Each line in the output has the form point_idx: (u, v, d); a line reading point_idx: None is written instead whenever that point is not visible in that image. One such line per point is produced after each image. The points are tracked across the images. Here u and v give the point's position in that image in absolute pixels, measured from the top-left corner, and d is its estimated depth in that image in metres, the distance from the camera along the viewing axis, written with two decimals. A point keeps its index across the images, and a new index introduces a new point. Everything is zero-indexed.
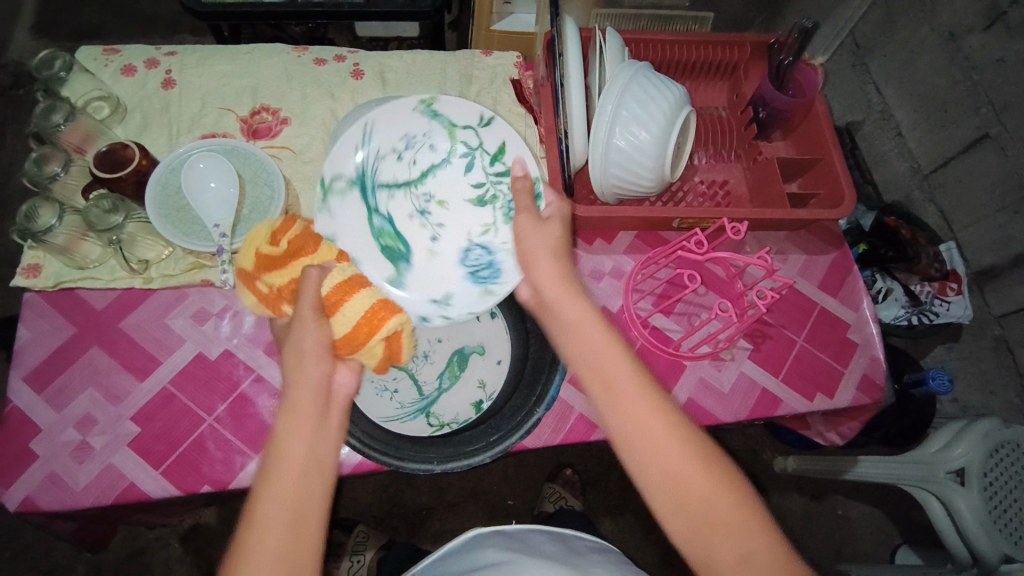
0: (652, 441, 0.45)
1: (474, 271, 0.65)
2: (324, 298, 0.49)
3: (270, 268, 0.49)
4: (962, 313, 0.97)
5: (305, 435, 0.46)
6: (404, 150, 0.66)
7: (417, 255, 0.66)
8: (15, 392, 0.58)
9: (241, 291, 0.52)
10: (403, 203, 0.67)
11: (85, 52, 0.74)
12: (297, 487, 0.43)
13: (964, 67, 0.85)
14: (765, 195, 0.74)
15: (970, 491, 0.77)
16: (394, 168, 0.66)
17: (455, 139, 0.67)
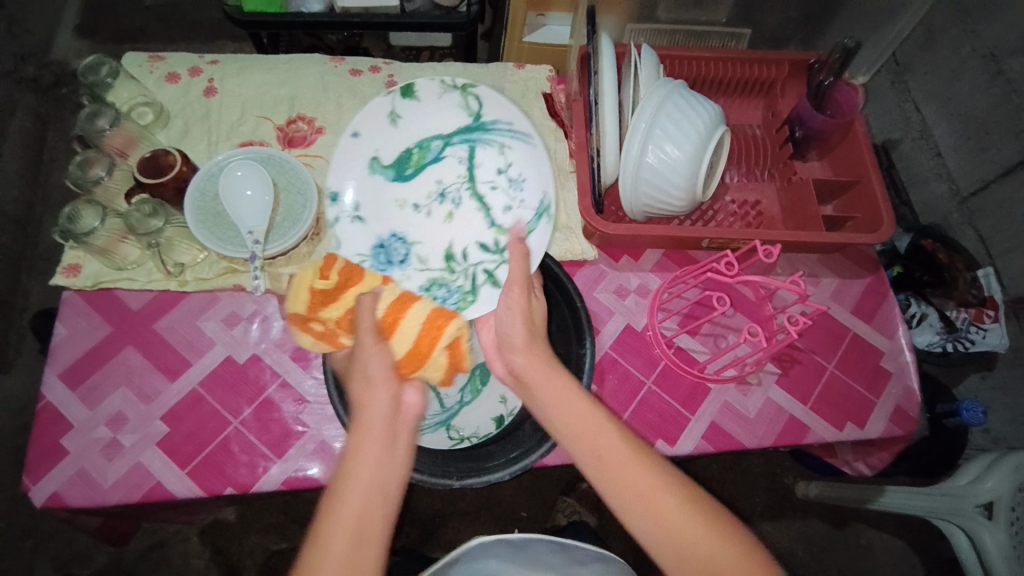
0: (656, 505, 0.44)
1: (382, 251, 0.66)
2: (381, 318, 0.54)
3: (325, 305, 0.55)
4: (998, 342, 0.93)
5: (375, 464, 0.44)
6: (505, 191, 0.68)
7: (402, 182, 0.68)
8: (50, 387, 0.60)
9: (300, 338, 0.54)
10: (450, 163, 0.69)
11: (131, 59, 0.76)
12: (356, 509, 0.42)
13: (1006, 89, 0.83)
14: (799, 216, 0.72)
15: (997, 526, 0.73)
16: (488, 171, 0.68)
17: (505, 238, 0.66)
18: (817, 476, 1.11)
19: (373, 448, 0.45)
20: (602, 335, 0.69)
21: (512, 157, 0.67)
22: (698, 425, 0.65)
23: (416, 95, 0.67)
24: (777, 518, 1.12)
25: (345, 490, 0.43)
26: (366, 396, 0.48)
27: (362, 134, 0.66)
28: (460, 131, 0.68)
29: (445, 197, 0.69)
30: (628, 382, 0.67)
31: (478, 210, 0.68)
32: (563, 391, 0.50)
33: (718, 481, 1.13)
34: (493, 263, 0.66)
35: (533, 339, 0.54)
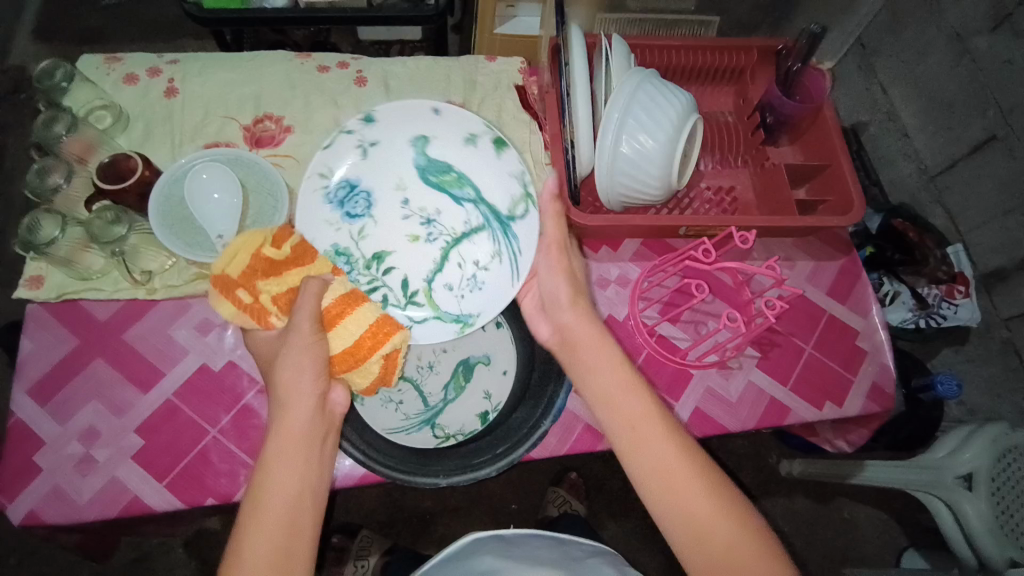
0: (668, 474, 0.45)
1: (344, 192, 0.64)
2: (324, 309, 0.52)
3: (262, 277, 0.52)
4: (969, 316, 0.96)
5: (298, 464, 0.45)
6: (462, 278, 0.65)
7: (417, 180, 0.66)
8: (18, 405, 0.58)
9: (221, 304, 0.52)
10: (461, 214, 0.66)
11: (87, 61, 0.74)
12: (284, 515, 0.43)
13: (971, 68, 0.84)
14: (773, 201, 0.73)
15: (978, 496, 0.75)
16: (475, 255, 0.65)
17: (422, 301, 0.64)
18: (800, 454, 1.13)
19: (294, 455, 0.45)
20: None
21: (490, 268, 0.64)
22: (681, 411, 0.66)
23: (500, 151, 0.65)
24: (764, 497, 1.14)
25: (263, 503, 0.43)
26: (286, 400, 0.48)
27: (443, 118, 0.65)
28: (489, 204, 0.65)
29: (427, 227, 0.66)
30: None
31: (434, 260, 0.66)
32: (605, 362, 0.52)
33: None
34: (399, 301, 0.64)
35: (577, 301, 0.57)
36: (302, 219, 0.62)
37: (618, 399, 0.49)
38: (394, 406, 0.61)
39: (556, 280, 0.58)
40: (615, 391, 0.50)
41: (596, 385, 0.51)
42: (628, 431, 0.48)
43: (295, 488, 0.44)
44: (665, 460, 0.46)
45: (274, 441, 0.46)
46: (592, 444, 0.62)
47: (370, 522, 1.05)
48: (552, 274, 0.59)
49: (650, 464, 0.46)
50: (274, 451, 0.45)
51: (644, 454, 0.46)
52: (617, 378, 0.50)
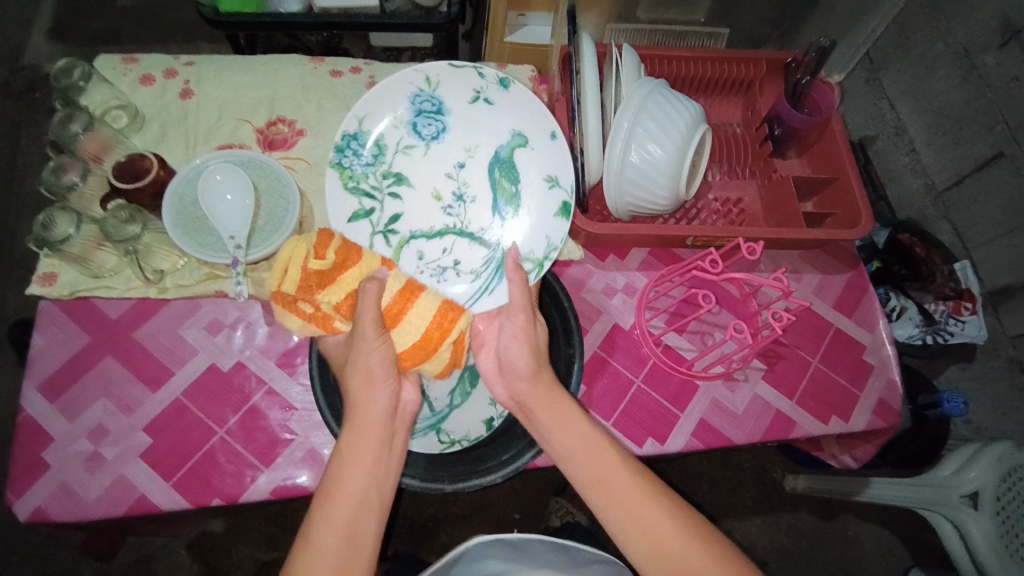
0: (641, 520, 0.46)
1: (426, 106, 0.68)
2: (385, 308, 0.53)
3: (326, 283, 0.53)
4: (977, 334, 0.97)
5: (366, 467, 0.47)
6: (435, 258, 0.67)
7: (486, 160, 0.69)
8: (27, 400, 0.59)
9: (289, 318, 0.53)
10: (485, 219, 0.68)
11: (103, 62, 0.75)
12: (350, 513, 0.46)
13: (980, 85, 0.84)
14: (780, 213, 0.73)
15: (983, 516, 0.75)
16: (462, 255, 0.67)
17: (391, 242, 0.66)
18: (805, 469, 1.12)
19: (365, 467, 0.47)
20: (591, 335, 0.69)
21: (460, 275, 0.66)
22: (687, 422, 0.66)
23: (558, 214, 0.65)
24: (767, 512, 1.13)
25: (333, 500, 0.46)
26: (362, 408, 0.49)
27: (551, 145, 0.67)
28: (511, 239, 0.67)
29: (454, 198, 0.69)
30: (617, 381, 0.67)
31: (431, 223, 0.68)
32: (562, 422, 0.51)
33: (707, 477, 1.14)
34: (377, 224, 0.66)
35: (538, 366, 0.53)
36: (383, 90, 0.66)
37: (580, 454, 0.49)
38: None
39: (520, 348, 0.54)
40: (574, 448, 0.50)
41: (559, 444, 0.50)
42: (597, 485, 0.48)
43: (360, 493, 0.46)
44: (641, 510, 0.46)
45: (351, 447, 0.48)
46: None
47: None
48: (518, 343, 0.54)
49: (625, 518, 0.46)
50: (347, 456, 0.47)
51: (620, 504, 0.47)
52: (577, 434, 0.50)
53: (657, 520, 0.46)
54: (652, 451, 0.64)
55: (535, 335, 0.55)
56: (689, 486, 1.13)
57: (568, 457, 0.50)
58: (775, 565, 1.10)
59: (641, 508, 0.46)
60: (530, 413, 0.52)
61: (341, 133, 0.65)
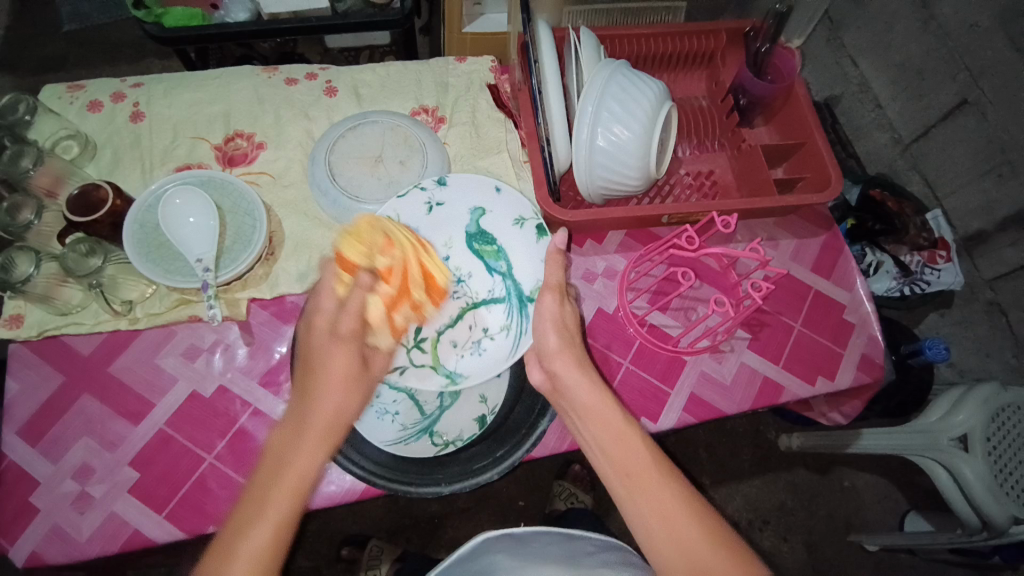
0: (632, 465, 0.45)
1: None
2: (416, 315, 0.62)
3: (434, 294, 0.62)
4: (952, 280, 0.98)
5: (303, 451, 0.43)
6: (470, 337, 0.62)
7: (461, 239, 0.66)
8: (9, 446, 0.57)
9: (382, 330, 0.55)
10: (486, 282, 0.65)
11: (49, 91, 0.72)
12: (287, 493, 0.41)
13: (938, 35, 0.85)
14: (752, 182, 0.73)
15: (975, 457, 0.76)
16: (486, 321, 0.63)
17: (425, 347, 0.61)
18: (798, 428, 1.14)
19: (299, 473, 0.42)
20: (575, 322, 0.69)
21: (495, 338, 0.62)
22: (677, 398, 0.66)
23: (540, 239, 0.64)
24: (766, 473, 1.15)
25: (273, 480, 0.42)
26: (311, 425, 0.44)
27: (500, 197, 0.66)
28: (514, 279, 0.64)
29: (454, 283, 0.64)
30: (606, 365, 0.67)
31: (453, 316, 0.63)
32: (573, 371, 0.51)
33: (705, 446, 1.16)
34: (407, 341, 0.61)
35: (565, 340, 0.53)
36: None
37: (613, 444, 0.47)
38: (390, 417, 0.57)
39: (546, 326, 0.54)
40: (607, 436, 0.47)
41: (594, 434, 0.48)
42: (621, 473, 0.45)
43: (279, 521, 0.41)
44: (660, 499, 0.43)
45: (297, 428, 0.44)
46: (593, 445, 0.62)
47: (378, 532, 1.04)
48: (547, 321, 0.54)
49: (650, 511, 0.43)
50: (274, 477, 0.42)
51: (646, 495, 0.44)
52: (604, 414, 0.48)
53: (671, 501, 0.43)
54: (646, 430, 0.65)
55: (562, 313, 0.55)
56: (688, 456, 1.15)
57: (602, 445, 0.47)
58: (776, 523, 1.12)
59: (667, 501, 0.43)
60: (565, 395, 0.51)
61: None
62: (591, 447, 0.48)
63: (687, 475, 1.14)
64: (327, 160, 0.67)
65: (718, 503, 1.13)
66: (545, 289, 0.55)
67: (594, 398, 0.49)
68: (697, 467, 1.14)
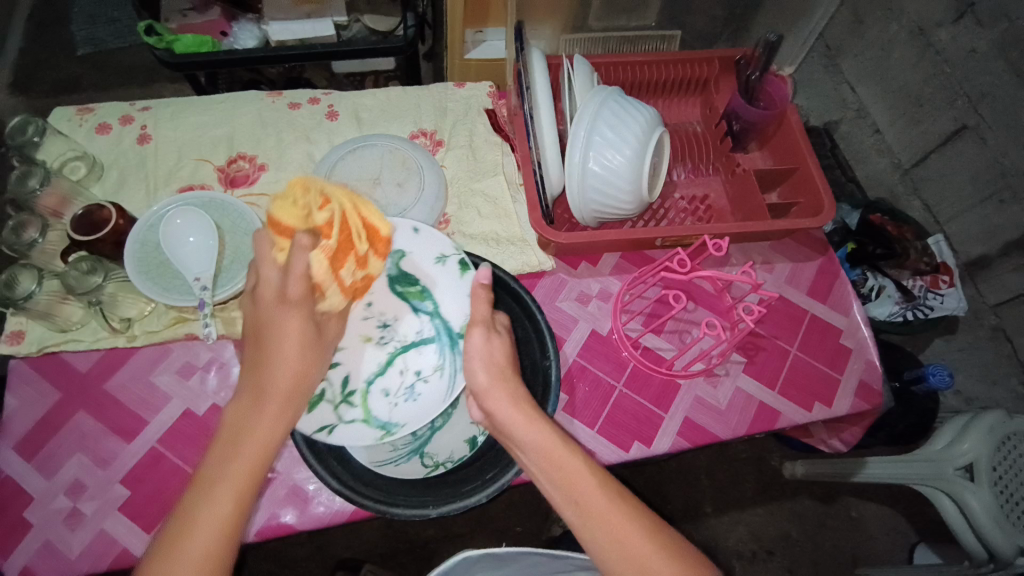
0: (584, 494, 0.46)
1: None
2: (371, 276, 0.60)
3: (379, 246, 0.59)
4: (957, 305, 0.97)
5: (269, 419, 0.47)
6: (403, 384, 0.60)
7: (383, 283, 0.63)
8: (5, 461, 0.58)
9: (325, 291, 0.55)
10: (414, 322, 0.63)
11: (59, 114, 0.74)
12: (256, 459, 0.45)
13: (936, 61, 0.86)
14: (745, 207, 0.74)
15: (981, 487, 0.75)
16: (417, 365, 0.61)
17: (355, 400, 0.58)
18: (801, 455, 1.12)
19: (263, 445, 0.46)
20: (569, 344, 0.69)
21: (429, 380, 0.60)
22: (671, 422, 0.65)
23: (464, 274, 0.62)
24: (769, 501, 1.12)
25: (237, 447, 0.45)
26: (269, 396, 0.47)
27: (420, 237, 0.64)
28: (442, 318, 0.62)
29: (380, 330, 0.62)
30: (598, 387, 0.67)
31: (381, 364, 0.61)
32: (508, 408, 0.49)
33: (706, 471, 1.14)
34: (334, 397, 0.58)
35: (497, 376, 0.51)
36: None
37: (561, 475, 0.47)
38: (381, 437, 0.58)
39: (478, 365, 0.52)
40: (554, 468, 0.47)
41: (542, 468, 0.48)
42: (575, 506, 0.46)
43: (241, 486, 0.44)
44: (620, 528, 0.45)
45: (259, 395, 0.47)
46: None
47: (372, 556, 1.03)
48: (480, 360, 0.52)
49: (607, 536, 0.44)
50: (231, 455, 0.45)
51: (602, 526, 0.45)
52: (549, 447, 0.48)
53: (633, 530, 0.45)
54: (640, 455, 0.64)
55: (490, 349, 0.53)
56: (689, 482, 1.13)
57: (552, 480, 0.47)
58: (781, 555, 1.09)
59: (626, 532, 0.45)
60: (505, 430, 0.50)
61: None
62: (540, 480, 0.48)
63: (688, 501, 1.12)
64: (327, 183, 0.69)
65: (720, 532, 1.10)
66: (471, 324, 0.53)
67: (534, 434, 0.48)
68: (698, 495, 1.12)
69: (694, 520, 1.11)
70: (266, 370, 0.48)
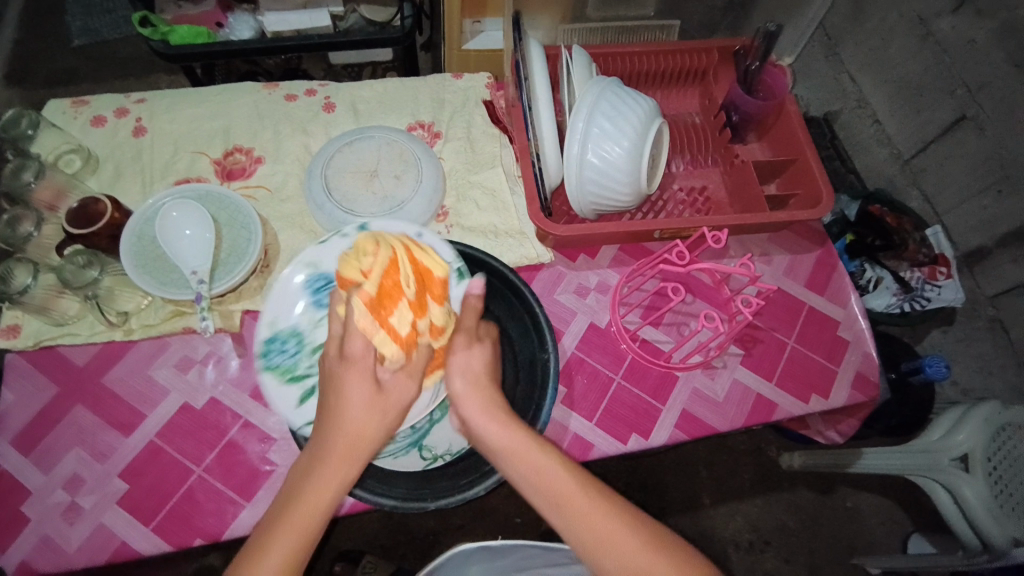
0: (564, 494, 0.46)
1: (320, 284, 0.60)
2: (437, 325, 0.55)
3: (435, 289, 0.56)
4: (954, 297, 0.97)
5: (328, 475, 0.45)
6: None
7: None
8: (3, 455, 0.58)
9: (381, 341, 0.50)
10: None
11: (53, 106, 0.74)
12: (306, 517, 0.44)
13: (936, 51, 0.86)
14: (743, 198, 0.74)
15: (976, 478, 0.75)
16: None
17: None
18: (799, 446, 1.13)
19: (319, 504, 0.44)
20: (567, 337, 0.69)
21: None
22: (669, 415, 0.66)
23: (461, 282, 0.60)
24: (766, 492, 1.13)
25: (295, 502, 0.44)
26: (331, 451, 0.46)
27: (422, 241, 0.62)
28: None
29: None
30: (596, 380, 0.67)
31: None
32: (484, 415, 0.50)
33: (705, 462, 1.14)
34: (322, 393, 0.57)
35: (478, 384, 0.51)
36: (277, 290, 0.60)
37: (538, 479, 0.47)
38: None
39: (463, 375, 0.51)
40: (531, 472, 0.47)
41: (520, 474, 0.47)
42: (555, 506, 0.46)
43: (288, 548, 0.43)
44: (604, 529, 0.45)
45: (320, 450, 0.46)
46: (583, 453, 0.63)
47: (373, 547, 1.04)
48: (466, 368, 0.51)
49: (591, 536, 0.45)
50: (288, 514, 0.44)
51: (586, 525, 0.45)
52: (524, 451, 0.48)
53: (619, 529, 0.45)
54: (637, 447, 0.64)
55: (472, 358, 0.52)
56: (688, 473, 1.14)
57: (532, 484, 0.47)
58: (778, 545, 1.10)
59: (610, 528, 0.45)
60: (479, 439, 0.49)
61: (259, 344, 0.58)
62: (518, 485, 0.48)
63: (686, 492, 1.12)
64: (323, 176, 0.69)
65: (718, 522, 1.11)
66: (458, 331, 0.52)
67: (509, 439, 0.48)
68: (696, 485, 1.13)
69: (692, 510, 1.11)
70: (332, 423, 0.47)
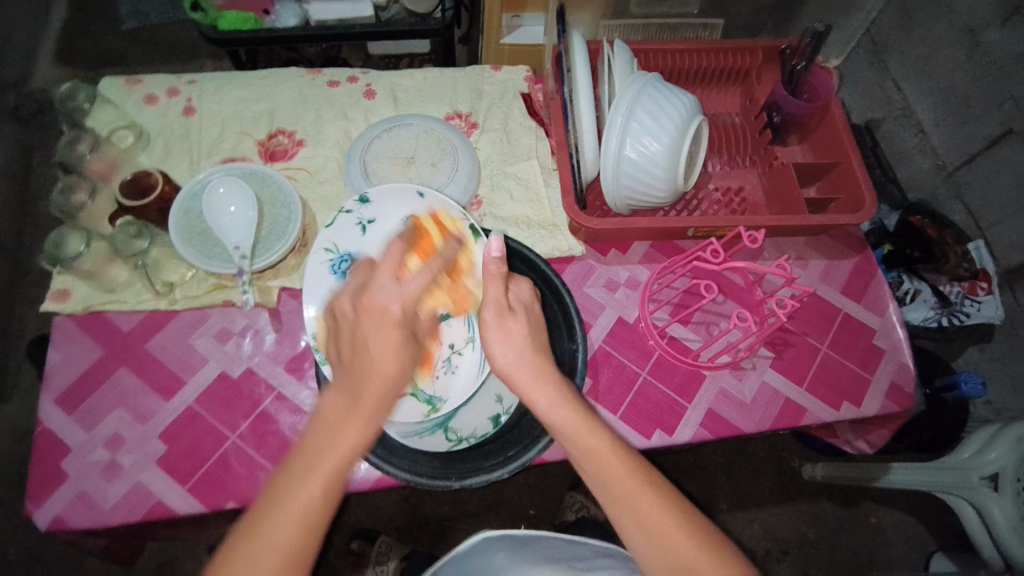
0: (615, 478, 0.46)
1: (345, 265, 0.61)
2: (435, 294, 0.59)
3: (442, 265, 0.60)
4: (993, 313, 0.95)
5: (356, 421, 0.45)
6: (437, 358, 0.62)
7: None
8: (46, 414, 0.60)
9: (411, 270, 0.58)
10: None
11: (109, 82, 0.77)
12: (337, 458, 0.44)
13: (984, 62, 0.83)
14: (782, 200, 0.73)
15: (1005, 498, 0.73)
16: (448, 337, 0.62)
17: None
18: (823, 458, 1.10)
19: (350, 445, 0.44)
20: (595, 329, 0.69)
21: (462, 353, 0.62)
22: (694, 413, 0.65)
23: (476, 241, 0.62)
24: (786, 502, 1.11)
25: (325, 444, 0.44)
26: (363, 389, 0.47)
27: (426, 203, 0.64)
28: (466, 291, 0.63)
29: None
30: (623, 374, 0.67)
31: None
32: (539, 390, 0.50)
33: (724, 469, 1.13)
34: None
35: (533, 358, 0.51)
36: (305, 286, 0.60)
37: (591, 460, 0.47)
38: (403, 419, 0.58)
39: (509, 348, 0.51)
40: (583, 452, 0.47)
41: (574, 450, 0.48)
42: (604, 486, 0.46)
43: (321, 488, 0.42)
44: (651, 517, 0.45)
45: (352, 394, 0.46)
46: None
47: (388, 529, 1.05)
48: (508, 348, 0.51)
49: (636, 524, 0.45)
50: (314, 460, 0.43)
51: (631, 506, 0.45)
52: (575, 429, 0.48)
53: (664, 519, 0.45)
54: (661, 443, 0.64)
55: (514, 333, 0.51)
56: (707, 478, 1.12)
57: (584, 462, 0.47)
58: (796, 555, 1.09)
59: (654, 517, 0.45)
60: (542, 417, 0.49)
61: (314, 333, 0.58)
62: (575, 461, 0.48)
63: (704, 497, 1.11)
64: (363, 160, 0.70)
65: (734, 529, 1.10)
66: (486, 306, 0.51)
67: (559, 418, 0.49)
68: (714, 491, 1.12)
69: (709, 515, 1.10)
70: (362, 360, 0.48)
